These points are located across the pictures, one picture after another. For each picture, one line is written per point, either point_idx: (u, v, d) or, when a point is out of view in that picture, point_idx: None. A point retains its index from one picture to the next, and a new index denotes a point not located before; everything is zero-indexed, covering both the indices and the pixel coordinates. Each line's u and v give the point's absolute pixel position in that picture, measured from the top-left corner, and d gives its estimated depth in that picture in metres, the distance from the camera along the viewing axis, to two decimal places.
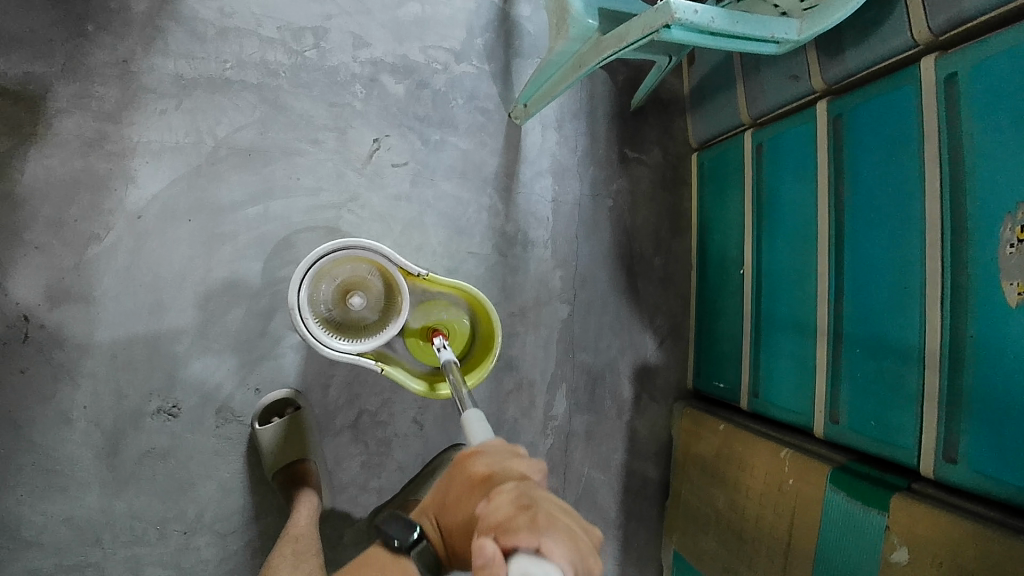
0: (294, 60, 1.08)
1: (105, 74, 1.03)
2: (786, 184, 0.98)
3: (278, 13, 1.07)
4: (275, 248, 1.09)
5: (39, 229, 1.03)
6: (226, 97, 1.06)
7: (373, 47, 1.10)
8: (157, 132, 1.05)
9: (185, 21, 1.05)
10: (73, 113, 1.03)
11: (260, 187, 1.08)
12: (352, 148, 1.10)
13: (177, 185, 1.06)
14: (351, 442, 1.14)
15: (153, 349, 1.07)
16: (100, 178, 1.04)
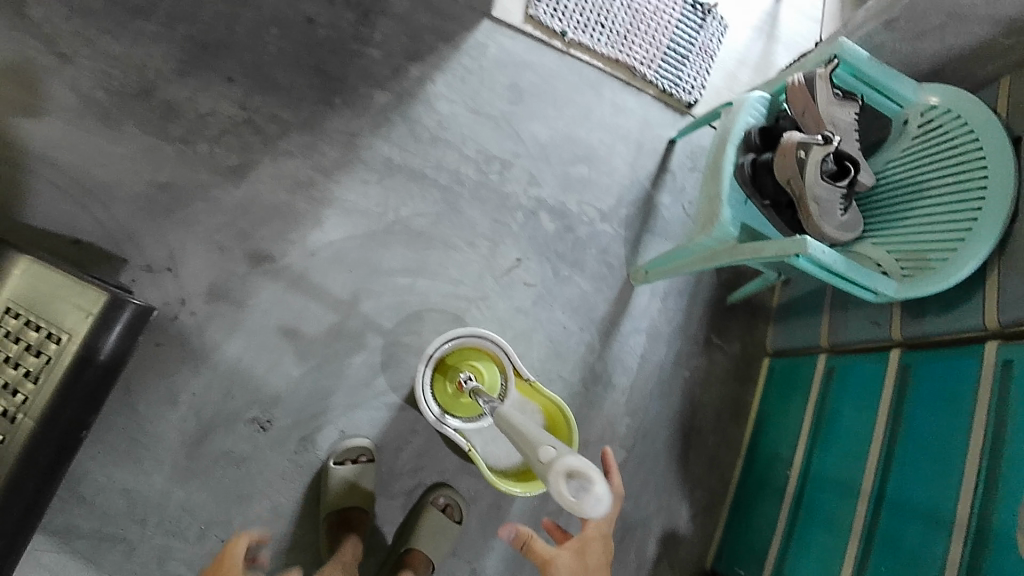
0: (479, 177, 1.29)
1: (333, 136, 1.24)
2: (847, 407, 1.17)
3: (480, 140, 1.31)
4: (408, 317, 1.23)
5: (228, 234, 1.18)
6: (417, 186, 1.27)
7: (542, 189, 1.32)
8: (354, 193, 1.24)
9: (409, 121, 1.28)
10: (296, 157, 1.22)
11: (416, 262, 1.25)
12: (498, 259, 1.28)
13: (352, 239, 1.23)
14: (401, 508, 1.21)
15: (274, 365, 1.18)
16: (298, 213, 1.21)
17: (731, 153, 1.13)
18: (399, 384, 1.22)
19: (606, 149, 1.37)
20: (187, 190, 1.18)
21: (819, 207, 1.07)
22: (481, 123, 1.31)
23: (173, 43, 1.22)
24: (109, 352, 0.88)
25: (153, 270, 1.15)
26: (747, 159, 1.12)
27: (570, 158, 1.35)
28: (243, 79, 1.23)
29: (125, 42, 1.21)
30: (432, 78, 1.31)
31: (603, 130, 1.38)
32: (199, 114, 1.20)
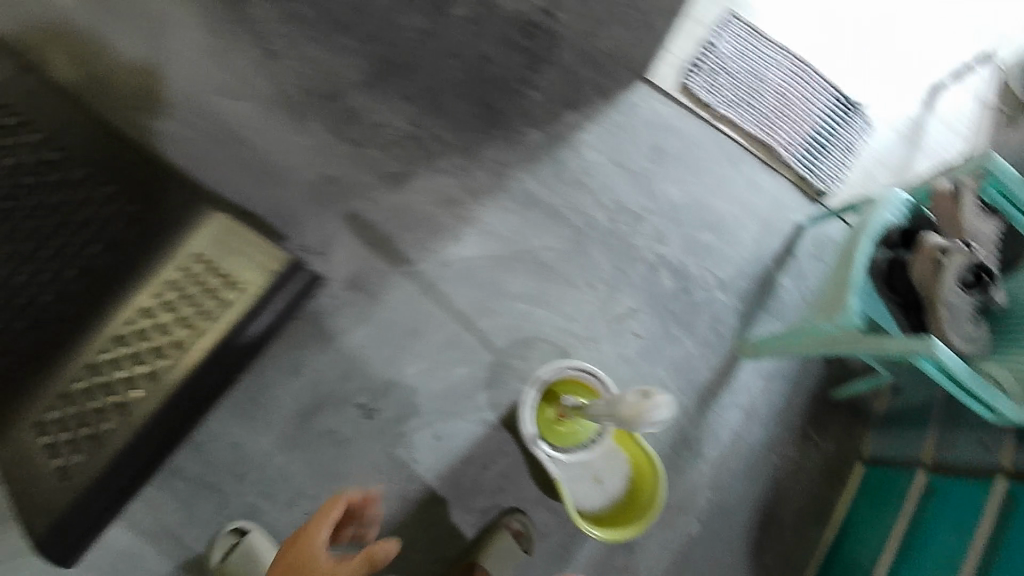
0: (610, 226, 1.36)
1: (486, 164, 1.34)
2: (941, 528, 1.10)
3: (618, 191, 1.38)
4: (518, 341, 1.29)
5: (377, 233, 1.29)
6: (551, 223, 1.34)
7: (667, 247, 1.37)
8: (495, 218, 1.33)
9: (557, 163, 1.37)
10: (449, 177, 1.33)
11: (537, 292, 1.31)
12: (613, 305, 1.33)
13: (484, 260, 1.31)
14: (473, 524, 1.23)
15: (390, 360, 1.25)
16: (440, 226, 1.31)
17: (866, 246, 1.13)
18: (498, 404, 1.26)
19: (735, 222, 1.41)
20: (352, 188, 1.30)
21: (949, 313, 1.07)
22: (622, 177, 1.39)
23: (366, 57, 1.36)
24: (256, 334, 0.98)
25: (305, 251, 1.26)
26: (884, 256, 1.15)
27: (699, 224, 1.39)
28: (418, 99, 1.36)
29: (325, 50, 1.36)
30: (585, 127, 1.40)
31: (735, 203, 1.42)
32: (374, 123, 1.33)
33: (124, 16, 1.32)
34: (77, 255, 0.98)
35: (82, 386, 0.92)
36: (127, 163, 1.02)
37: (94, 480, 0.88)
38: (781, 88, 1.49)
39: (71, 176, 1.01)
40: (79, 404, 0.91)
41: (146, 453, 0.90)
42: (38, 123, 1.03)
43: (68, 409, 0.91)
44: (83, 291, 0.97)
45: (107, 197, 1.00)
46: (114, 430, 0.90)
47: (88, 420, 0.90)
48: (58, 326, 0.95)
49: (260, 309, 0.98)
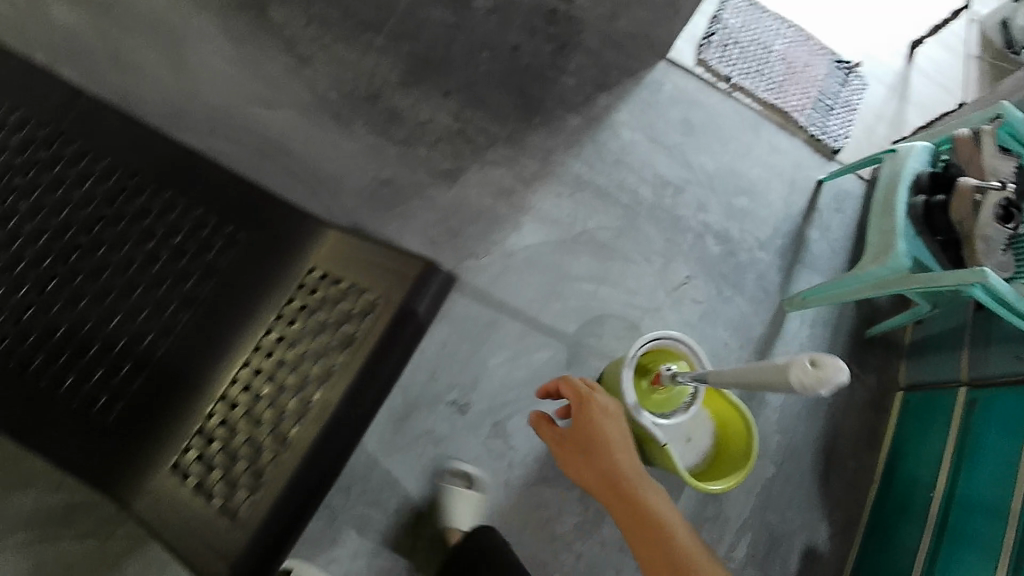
0: (656, 199, 1.41)
1: (533, 152, 1.37)
2: (992, 436, 1.22)
3: (658, 165, 1.43)
4: (589, 320, 1.32)
5: (440, 230, 1.28)
6: (602, 202, 1.38)
7: (709, 214, 1.44)
8: (550, 203, 1.35)
9: (598, 144, 1.41)
10: (501, 167, 1.34)
11: (600, 270, 1.34)
12: (670, 275, 1.38)
13: (546, 244, 1.33)
14: (576, 502, 1.26)
15: (473, 354, 1.26)
16: (500, 217, 1.32)
17: (903, 194, 1.27)
18: (582, 383, 1.29)
19: (763, 185, 1.50)
20: (407, 188, 1.29)
21: (985, 246, 1.18)
22: (659, 151, 1.44)
23: (399, 56, 1.35)
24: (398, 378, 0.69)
25: None
26: (920, 199, 1.25)
27: (733, 190, 1.47)
28: (457, 94, 1.36)
29: (357, 51, 1.33)
30: (618, 107, 1.44)
31: (761, 166, 1.51)
32: (419, 121, 1.33)
33: (148, 35, 1.27)
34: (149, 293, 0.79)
35: (195, 448, 0.73)
36: (183, 171, 0.82)
37: (261, 521, 0.64)
38: (784, 56, 1.61)
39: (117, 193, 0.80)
40: (201, 467, 0.71)
41: (298, 501, 0.64)
42: (57, 137, 0.80)
43: (186, 477, 0.70)
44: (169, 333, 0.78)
45: (172, 214, 0.81)
46: (250, 497, 0.66)
47: (216, 486, 0.69)
48: (142, 383, 0.76)
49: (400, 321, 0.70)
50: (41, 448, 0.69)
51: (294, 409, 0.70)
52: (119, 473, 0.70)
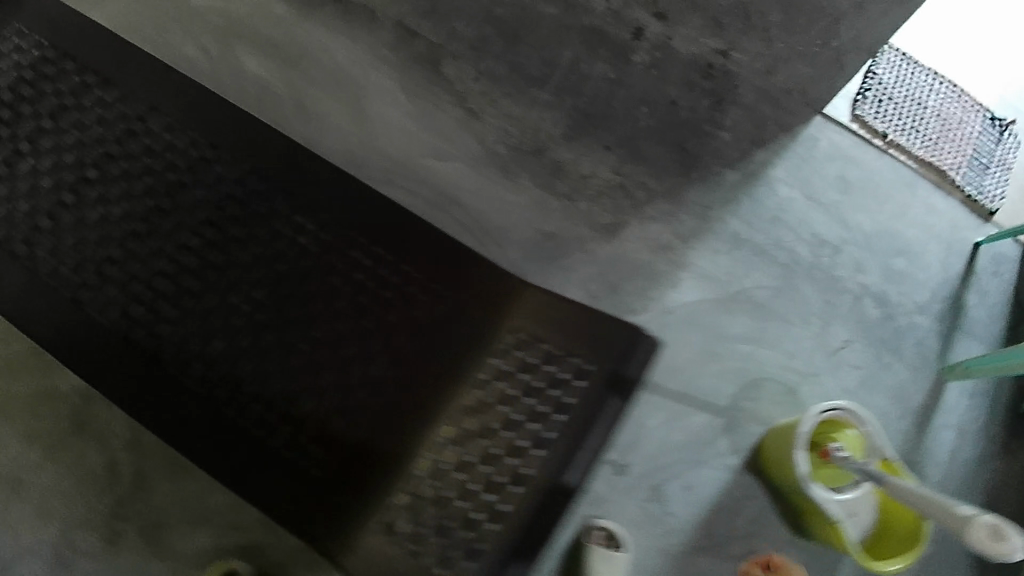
0: (813, 259, 1.38)
1: (691, 207, 1.36)
2: None
3: (814, 224, 1.40)
4: (747, 383, 1.30)
5: (600, 286, 1.29)
6: (760, 260, 1.36)
7: (866, 276, 1.40)
8: (708, 261, 1.34)
9: (755, 200, 1.39)
10: (659, 223, 1.34)
11: (758, 332, 1.32)
12: (827, 338, 1.35)
13: (703, 303, 1.32)
14: (732, 571, 1.22)
15: (631, 412, 1.25)
16: (659, 273, 1.32)
17: None
18: (740, 448, 1.26)
19: (921, 246, 1.44)
20: (569, 242, 1.30)
21: None
22: (815, 210, 1.41)
23: (561, 111, 1.38)
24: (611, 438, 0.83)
25: None
26: None
27: (891, 250, 1.43)
28: (617, 148, 1.37)
29: (522, 105, 1.37)
30: (774, 163, 1.42)
31: (919, 227, 1.45)
32: (581, 175, 1.35)
33: (332, 92, 1.35)
34: (377, 341, 0.94)
35: (408, 507, 0.85)
36: (405, 233, 0.98)
37: None
38: (941, 111, 1.51)
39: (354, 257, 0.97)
40: (434, 496, 0.86)
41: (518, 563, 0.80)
42: (309, 210, 0.99)
43: (423, 506, 0.85)
44: (393, 375, 0.92)
45: (395, 271, 0.96)
46: (491, 530, 0.82)
47: (454, 516, 0.84)
48: (376, 419, 0.90)
49: (610, 382, 0.85)
50: (318, 479, 0.88)
51: (520, 453, 0.84)
52: (345, 527, 0.86)
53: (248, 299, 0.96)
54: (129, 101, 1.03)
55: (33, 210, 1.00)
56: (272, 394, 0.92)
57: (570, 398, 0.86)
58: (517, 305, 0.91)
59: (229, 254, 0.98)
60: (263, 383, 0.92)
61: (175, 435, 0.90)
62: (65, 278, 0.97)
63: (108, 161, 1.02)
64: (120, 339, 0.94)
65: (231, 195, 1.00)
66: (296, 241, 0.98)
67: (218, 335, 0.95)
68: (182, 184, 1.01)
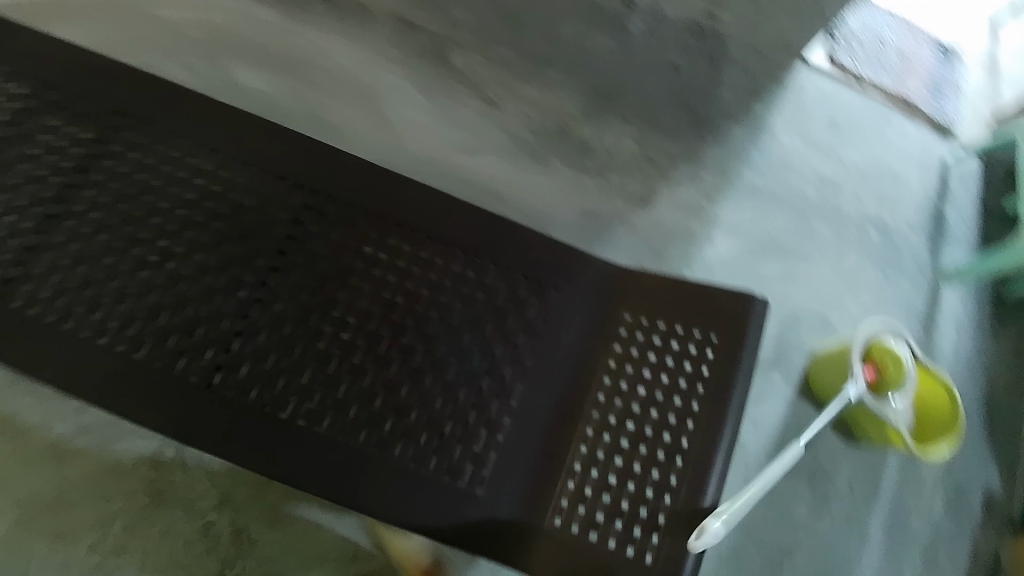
0: (819, 198, 1.48)
1: (710, 166, 1.42)
2: None
3: (814, 165, 1.50)
4: (784, 320, 1.39)
5: (644, 254, 1.33)
6: (776, 206, 1.44)
7: (864, 205, 1.51)
8: (734, 214, 1.41)
9: (763, 150, 1.47)
10: (685, 185, 1.39)
11: (786, 272, 1.41)
12: (844, 266, 1.45)
13: (738, 254, 1.39)
14: (804, 492, 1.33)
15: None
16: (694, 233, 1.37)
17: None
18: (790, 380, 1.35)
19: (904, 171, 1.57)
20: (610, 218, 1.34)
21: None
22: (814, 153, 1.51)
23: (576, 89, 1.40)
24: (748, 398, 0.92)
25: None
26: None
27: (881, 178, 1.54)
28: (634, 118, 1.41)
29: (537, 88, 1.38)
30: (772, 113, 1.51)
31: (899, 156, 1.58)
32: (606, 150, 1.37)
33: (345, 98, 1.29)
34: (503, 348, 0.97)
35: (574, 500, 0.89)
36: (503, 241, 1.01)
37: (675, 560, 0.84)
38: (898, 48, 1.67)
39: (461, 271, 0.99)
40: (597, 485, 0.90)
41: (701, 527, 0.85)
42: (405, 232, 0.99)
43: (590, 496, 0.89)
44: (528, 377, 0.96)
45: (500, 280, 0.99)
46: (665, 505, 0.87)
47: (624, 500, 0.88)
48: (523, 423, 0.94)
49: (735, 346, 0.94)
50: (477, 495, 0.88)
51: (671, 427, 0.91)
52: (520, 532, 0.87)
53: (363, 331, 0.93)
54: (187, 152, 0.99)
55: (99, 277, 0.92)
56: (403, 419, 0.90)
57: (701, 368, 0.94)
58: (625, 294, 1.00)
59: (330, 289, 0.95)
60: (402, 411, 0.91)
61: (316, 481, 0.84)
62: (152, 345, 0.88)
63: (176, 215, 0.96)
64: (231, 397, 0.87)
65: (319, 231, 0.98)
66: (399, 264, 0.98)
67: (339, 373, 0.91)
68: (264, 228, 0.97)
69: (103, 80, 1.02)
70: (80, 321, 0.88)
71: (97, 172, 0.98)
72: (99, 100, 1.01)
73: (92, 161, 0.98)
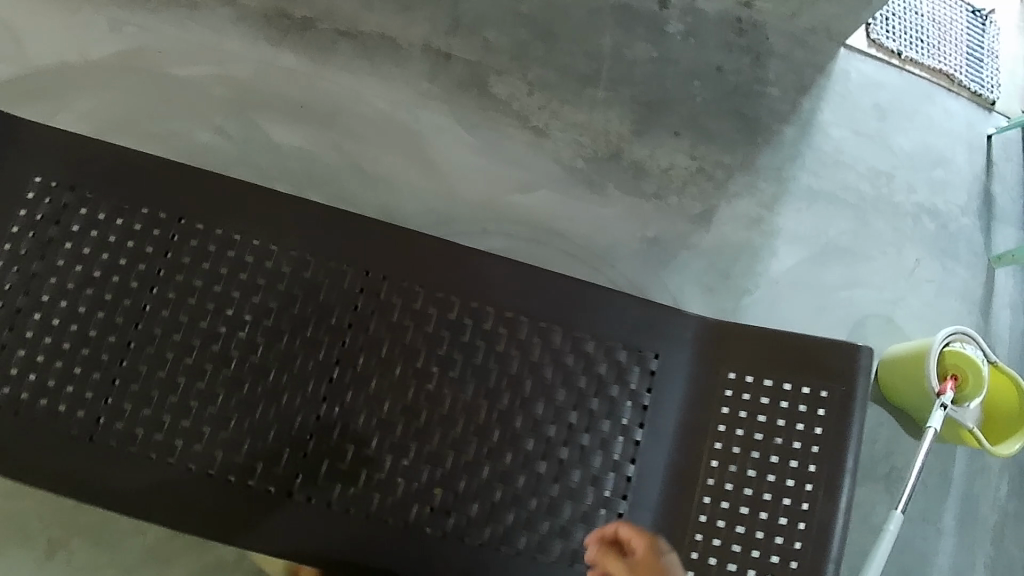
0: (874, 192, 1.46)
1: (765, 173, 1.38)
2: None
3: (866, 158, 1.46)
4: (853, 325, 1.39)
5: (712, 276, 1.31)
6: (835, 207, 1.42)
7: (918, 194, 1.49)
8: (795, 221, 1.38)
9: (815, 150, 1.42)
10: (743, 197, 1.35)
11: (850, 275, 1.41)
12: (904, 261, 1.45)
13: (801, 263, 1.38)
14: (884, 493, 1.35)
15: None
16: (757, 247, 1.35)
17: None
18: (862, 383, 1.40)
19: (951, 151, 1.54)
20: (674, 241, 1.29)
21: None
22: (864, 144, 1.47)
23: (623, 103, 1.32)
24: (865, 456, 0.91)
25: None
26: None
27: (930, 163, 1.52)
28: (685, 130, 1.34)
29: (584, 108, 1.30)
30: (820, 107, 1.45)
31: (945, 135, 1.54)
32: (661, 169, 1.31)
33: (387, 144, 1.21)
34: (612, 421, 0.95)
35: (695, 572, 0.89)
36: (599, 313, 0.98)
37: None
38: (934, 15, 1.58)
39: (561, 349, 0.95)
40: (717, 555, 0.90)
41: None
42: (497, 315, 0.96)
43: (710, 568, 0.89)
44: (639, 448, 0.95)
45: (599, 349, 0.96)
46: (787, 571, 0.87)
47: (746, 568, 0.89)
48: (640, 495, 0.94)
49: (850, 402, 0.92)
50: None
51: (792, 489, 0.91)
52: None
53: (468, 422, 0.91)
54: (259, 256, 0.94)
55: (193, 401, 0.90)
56: (518, 509, 0.90)
57: (814, 427, 0.92)
58: (730, 355, 0.97)
59: (429, 384, 0.92)
60: (521, 502, 0.90)
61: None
62: (262, 463, 0.89)
63: (257, 324, 0.92)
64: (354, 509, 0.87)
65: (407, 323, 0.94)
66: (496, 350, 0.94)
67: (453, 472, 0.90)
68: (349, 332, 0.93)
69: (149, 182, 0.95)
70: (189, 449, 0.88)
71: (160, 285, 0.92)
72: (149, 204, 0.94)
73: (155, 272, 0.93)
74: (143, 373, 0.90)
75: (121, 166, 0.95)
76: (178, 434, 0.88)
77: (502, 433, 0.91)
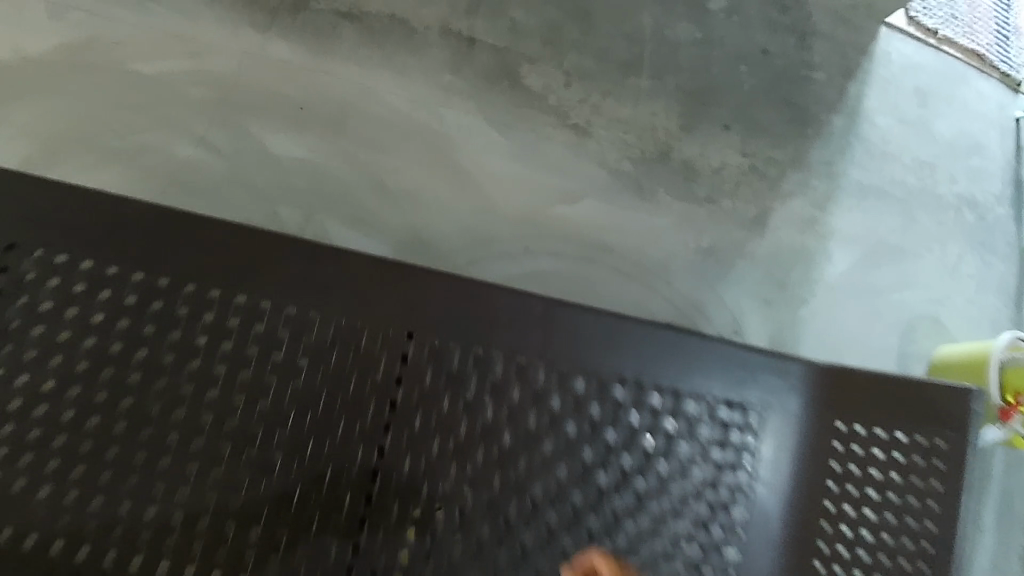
0: (920, 184, 1.36)
1: (816, 168, 1.25)
2: None
3: (912, 148, 1.36)
4: (901, 331, 1.28)
5: (770, 287, 1.18)
6: (884, 203, 1.31)
7: (959, 184, 1.39)
8: (847, 220, 1.27)
9: (863, 141, 1.31)
10: (797, 196, 1.23)
11: (902, 276, 1.30)
12: (949, 258, 1.35)
13: (855, 266, 1.27)
14: None
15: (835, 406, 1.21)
16: (812, 250, 1.23)
17: None
18: None
19: (987, 137, 1.44)
20: (730, 251, 1.15)
21: None
22: (907, 132, 1.36)
23: (667, 95, 1.16)
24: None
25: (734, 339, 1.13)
26: None
27: (969, 151, 1.41)
28: (736, 123, 1.20)
29: (628, 102, 1.13)
30: (865, 93, 1.33)
31: (981, 119, 1.45)
32: (712, 169, 1.17)
33: (414, 152, 1.02)
34: (723, 495, 0.79)
35: None
36: (700, 355, 0.82)
37: None
38: None
39: (665, 410, 0.80)
40: None
41: None
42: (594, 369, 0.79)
43: None
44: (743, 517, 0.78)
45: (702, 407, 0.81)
46: None
47: None
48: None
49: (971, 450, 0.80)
50: None
51: (908, 551, 0.78)
52: None
53: (559, 509, 0.74)
54: (296, 313, 0.75)
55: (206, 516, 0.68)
56: None
57: (933, 481, 0.80)
58: (857, 400, 0.83)
59: (510, 469, 0.74)
60: None
61: None
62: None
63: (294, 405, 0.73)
64: None
65: (482, 393, 0.76)
66: (593, 415, 0.78)
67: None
68: (415, 407, 0.75)
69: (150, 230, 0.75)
70: None
71: (168, 365, 0.71)
72: (151, 260, 0.74)
73: (161, 348, 0.72)
74: (148, 491, 0.68)
75: (112, 217, 0.74)
76: (197, 566, 0.67)
77: (607, 520, 0.75)
